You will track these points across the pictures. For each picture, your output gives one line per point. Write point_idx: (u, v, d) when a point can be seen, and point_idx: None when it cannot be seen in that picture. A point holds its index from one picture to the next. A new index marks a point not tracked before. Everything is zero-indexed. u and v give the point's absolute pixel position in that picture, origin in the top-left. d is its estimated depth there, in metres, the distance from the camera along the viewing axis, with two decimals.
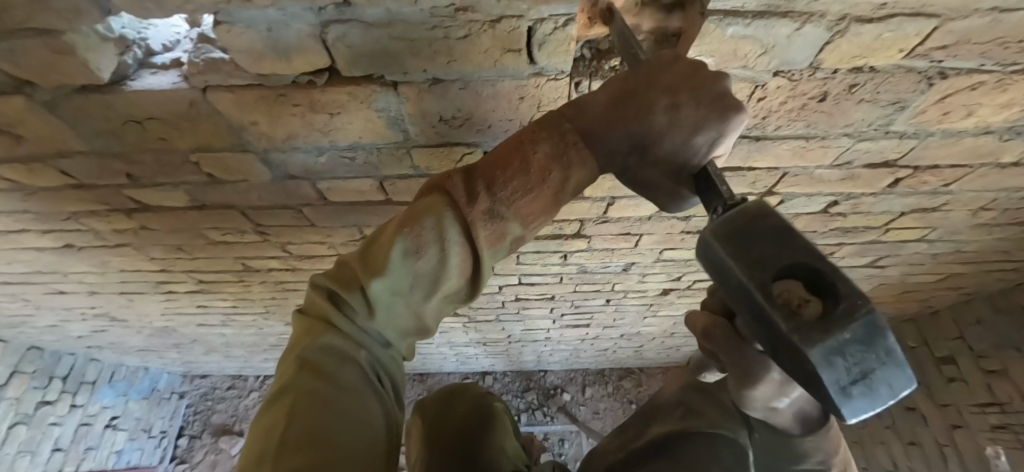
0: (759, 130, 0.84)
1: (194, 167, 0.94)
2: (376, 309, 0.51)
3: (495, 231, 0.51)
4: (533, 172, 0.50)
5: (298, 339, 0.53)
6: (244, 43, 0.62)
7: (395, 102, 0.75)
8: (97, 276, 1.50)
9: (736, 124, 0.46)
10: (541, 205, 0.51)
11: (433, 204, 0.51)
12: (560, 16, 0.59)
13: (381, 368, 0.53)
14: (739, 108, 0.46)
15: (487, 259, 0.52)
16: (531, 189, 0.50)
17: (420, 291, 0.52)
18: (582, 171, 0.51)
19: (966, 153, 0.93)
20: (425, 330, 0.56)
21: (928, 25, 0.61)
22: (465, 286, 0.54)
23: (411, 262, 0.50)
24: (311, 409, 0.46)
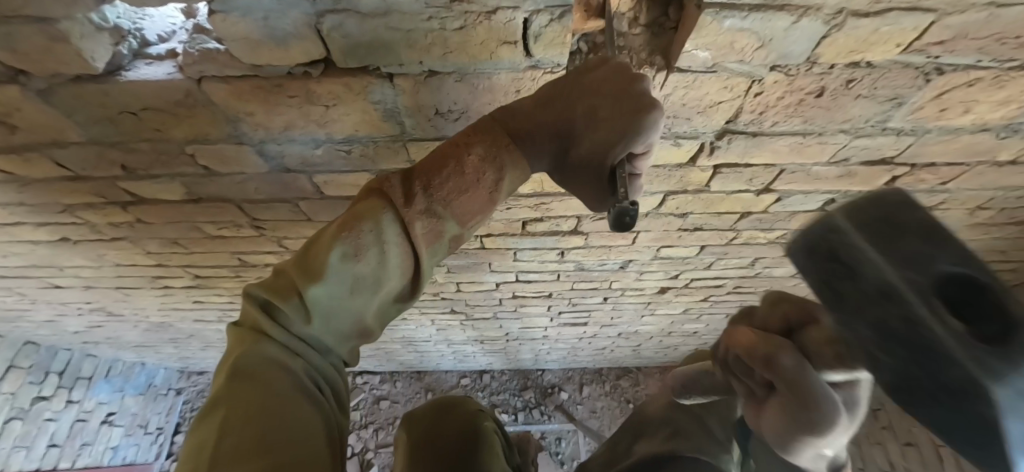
0: (757, 125, 0.83)
1: (190, 159, 0.94)
2: (316, 313, 0.50)
3: (432, 230, 0.52)
4: (467, 175, 0.52)
5: (232, 352, 0.51)
6: (240, 32, 0.63)
7: (390, 94, 0.74)
8: (93, 269, 1.50)
9: (652, 124, 0.50)
10: (477, 203, 0.53)
11: (367, 208, 0.51)
12: (556, 8, 0.59)
13: (325, 376, 0.52)
14: (652, 106, 0.50)
15: (426, 260, 0.53)
16: (467, 188, 0.52)
17: (363, 292, 0.51)
18: (515, 171, 0.55)
19: (963, 150, 0.93)
20: (370, 333, 0.56)
21: (924, 19, 0.62)
22: (407, 285, 0.55)
23: (348, 266, 0.49)
24: (248, 417, 0.44)
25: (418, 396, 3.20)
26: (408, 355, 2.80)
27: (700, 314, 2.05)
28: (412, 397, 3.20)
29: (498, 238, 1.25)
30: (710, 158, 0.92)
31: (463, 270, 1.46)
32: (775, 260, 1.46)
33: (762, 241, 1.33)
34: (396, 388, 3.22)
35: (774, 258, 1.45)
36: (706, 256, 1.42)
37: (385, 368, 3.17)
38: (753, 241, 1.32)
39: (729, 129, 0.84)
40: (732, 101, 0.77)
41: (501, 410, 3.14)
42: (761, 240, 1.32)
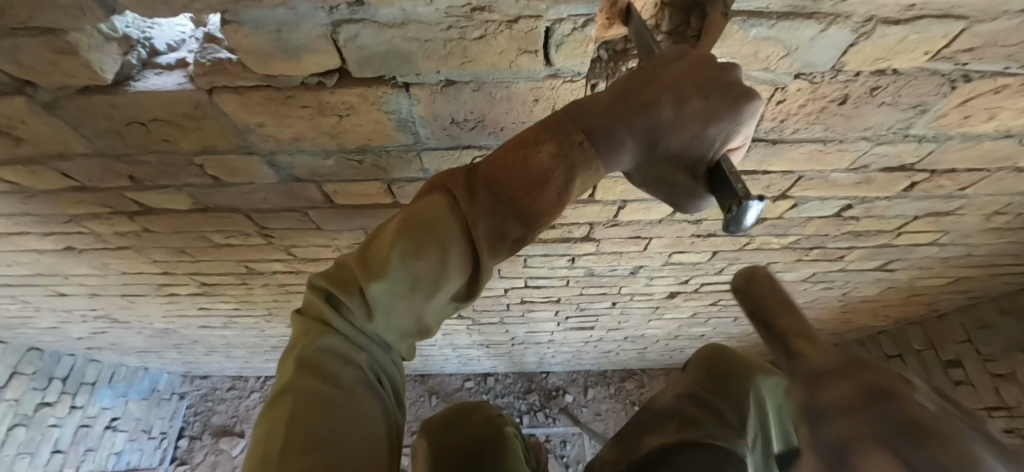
0: (777, 133, 0.82)
1: (198, 170, 0.92)
2: (377, 311, 0.48)
3: (496, 230, 0.49)
4: (535, 171, 0.48)
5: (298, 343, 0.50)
6: (253, 43, 0.62)
7: (406, 103, 0.73)
8: (98, 278, 1.48)
9: (751, 113, 0.46)
10: (545, 204, 0.49)
11: (434, 205, 0.50)
12: (580, 17, 0.57)
13: (384, 372, 0.51)
14: (749, 95, 0.46)
15: (489, 258, 0.49)
16: (536, 183, 0.48)
17: (424, 292, 0.49)
18: (587, 171, 0.49)
19: (984, 157, 0.91)
20: (428, 333, 0.52)
21: (955, 26, 0.60)
22: (467, 287, 0.51)
23: (409, 263, 0.47)
24: (312, 409, 0.44)
25: (422, 399, 3.19)
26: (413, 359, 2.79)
27: (708, 318, 2.04)
28: (417, 400, 3.18)
29: None
30: None
31: None
32: (786, 265, 1.45)
33: (775, 247, 1.31)
34: None
35: (786, 263, 1.43)
36: (717, 262, 1.40)
37: None
38: (765, 247, 1.31)
39: (749, 137, 0.83)
40: None
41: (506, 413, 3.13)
42: (774, 246, 1.30)
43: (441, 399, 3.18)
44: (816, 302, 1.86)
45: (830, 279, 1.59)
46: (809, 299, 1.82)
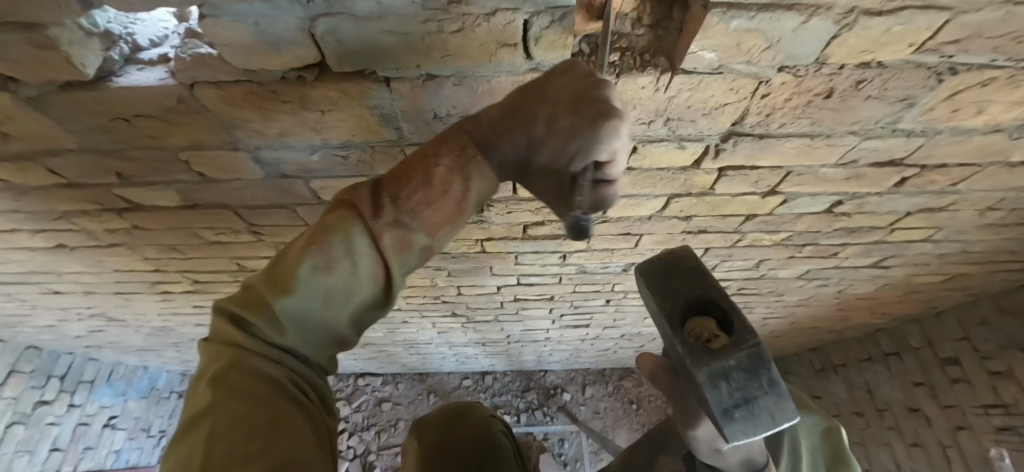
0: (764, 127, 0.81)
1: (185, 166, 0.92)
2: (292, 325, 0.49)
3: (402, 241, 0.49)
4: (434, 186, 0.49)
5: (213, 363, 0.48)
6: (231, 37, 0.61)
7: (388, 99, 0.72)
8: (92, 275, 1.48)
9: (614, 131, 0.43)
10: (446, 213, 0.51)
11: (338, 219, 0.48)
12: (557, 10, 0.57)
13: (308, 384, 0.51)
14: (612, 114, 0.43)
15: (398, 269, 0.51)
16: (434, 195, 0.49)
17: (337, 305, 0.49)
18: (483, 180, 0.52)
19: (975, 152, 0.90)
20: (345, 338, 0.54)
21: (939, 18, 0.59)
22: (382, 296, 0.53)
23: (316, 277, 0.47)
24: (233, 428, 0.42)
25: (420, 397, 3.19)
26: (411, 357, 2.79)
27: None
28: (415, 399, 3.18)
29: (498, 242, 1.23)
30: (716, 161, 0.90)
31: (463, 274, 1.45)
32: (780, 262, 1.44)
33: (768, 244, 1.31)
34: (399, 389, 3.21)
35: (779, 260, 1.43)
36: (709, 259, 1.40)
37: (387, 370, 3.16)
38: (757, 243, 1.30)
39: (735, 131, 0.82)
40: (738, 103, 0.75)
41: (504, 411, 3.12)
42: (766, 243, 1.30)
43: (439, 397, 3.18)
44: (812, 300, 1.85)
45: (825, 276, 1.58)
46: (805, 296, 1.81)
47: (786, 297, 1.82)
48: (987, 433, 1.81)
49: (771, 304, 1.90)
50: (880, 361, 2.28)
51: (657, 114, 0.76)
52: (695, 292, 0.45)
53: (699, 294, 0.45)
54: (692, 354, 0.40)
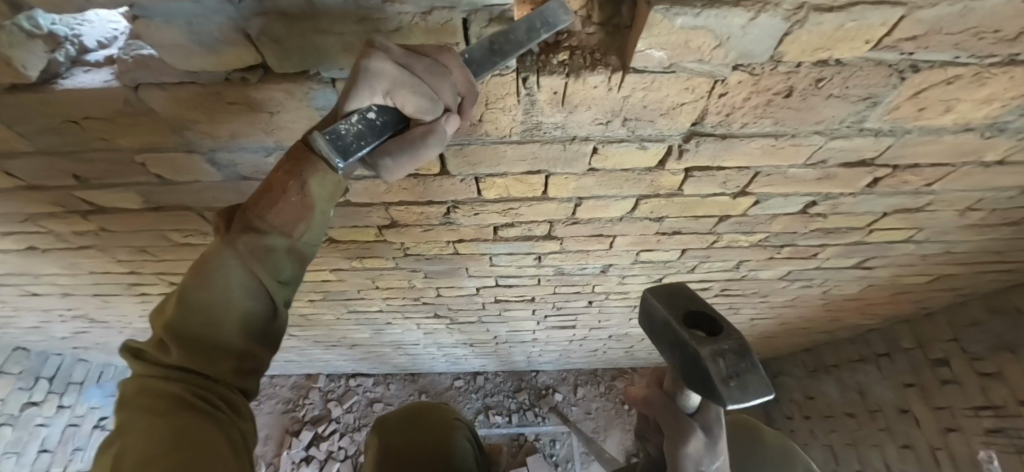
0: (725, 127, 0.79)
1: (143, 168, 0.91)
2: (182, 344, 0.57)
3: (257, 242, 0.59)
4: (276, 192, 0.59)
5: (137, 391, 0.57)
6: (167, 38, 0.59)
7: (335, 99, 0.71)
8: (67, 277, 1.48)
9: (373, 70, 0.50)
10: (297, 214, 0.60)
11: (212, 246, 0.60)
12: (494, 7, 0.55)
13: (215, 395, 0.58)
14: (368, 54, 0.50)
15: (263, 271, 0.60)
16: (280, 202, 0.59)
17: (214, 315, 0.57)
18: (315, 175, 0.57)
19: (947, 151, 0.88)
20: (244, 349, 0.61)
21: (894, 14, 0.57)
22: (258, 298, 0.60)
23: (192, 294, 0.57)
24: (141, 439, 0.52)
25: (411, 398, 3.18)
26: (400, 358, 2.78)
27: None
28: (406, 400, 3.17)
29: (470, 243, 1.22)
30: (680, 161, 0.88)
31: (440, 276, 1.43)
32: (760, 263, 1.42)
33: (745, 245, 1.29)
34: (390, 390, 3.20)
35: (759, 260, 1.41)
36: (688, 259, 1.38)
37: (378, 370, 3.15)
38: (735, 244, 1.28)
39: (697, 131, 0.81)
40: (696, 102, 0.73)
41: (495, 412, 3.11)
42: (744, 243, 1.28)
43: (430, 398, 3.16)
44: (798, 300, 1.83)
45: (808, 276, 1.56)
46: (790, 297, 1.79)
47: (771, 298, 1.80)
48: (976, 435, 1.79)
49: (757, 305, 1.88)
50: (871, 362, 2.26)
51: (614, 113, 0.74)
52: (692, 305, 0.54)
53: (695, 307, 0.54)
54: (698, 339, 0.48)
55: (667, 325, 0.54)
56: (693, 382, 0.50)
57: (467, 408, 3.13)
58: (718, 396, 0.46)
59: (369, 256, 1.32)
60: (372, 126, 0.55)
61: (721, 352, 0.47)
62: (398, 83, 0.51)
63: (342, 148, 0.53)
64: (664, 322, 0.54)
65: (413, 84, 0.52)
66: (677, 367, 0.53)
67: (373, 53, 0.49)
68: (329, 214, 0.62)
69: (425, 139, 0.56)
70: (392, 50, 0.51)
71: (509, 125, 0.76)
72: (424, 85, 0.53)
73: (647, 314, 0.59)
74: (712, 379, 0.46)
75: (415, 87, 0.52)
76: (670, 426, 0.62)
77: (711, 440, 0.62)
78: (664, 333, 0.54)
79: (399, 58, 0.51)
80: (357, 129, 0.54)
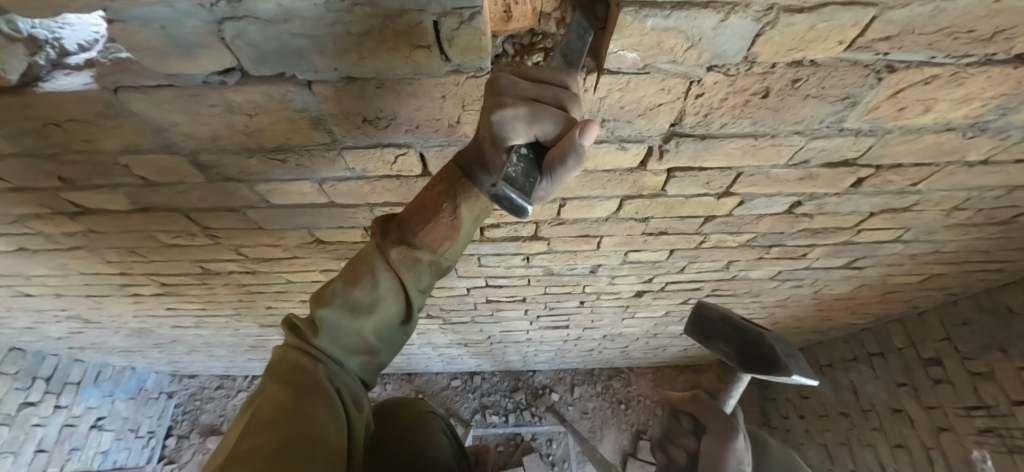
0: (704, 128, 0.80)
1: (126, 170, 0.91)
2: (327, 332, 0.60)
3: (408, 256, 0.63)
4: (429, 210, 0.63)
5: (279, 360, 0.59)
6: (142, 41, 0.59)
7: (313, 101, 0.71)
8: (59, 278, 1.48)
9: (516, 113, 0.48)
10: (441, 233, 0.63)
11: (366, 251, 0.65)
12: (464, 10, 0.55)
13: (345, 385, 0.59)
14: (502, 104, 0.49)
15: (411, 283, 0.64)
16: (431, 220, 0.63)
17: (361, 314, 0.61)
18: (468, 199, 0.63)
19: (929, 150, 0.88)
20: (376, 351, 0.64)
21: (865, 14, 0.57)
22: (401, 308, 0.64)
23: (349, 292, 0.62)
24: (273, 404, 0.52)
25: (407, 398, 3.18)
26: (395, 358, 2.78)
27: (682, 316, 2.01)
28: None
29: None
30: (661, 162, 0.89)
31: None
32: (749, 263, 1.42)
33: (732, 245, 1.29)
34: (386, 390, 3.20)
35: (748, 261, 1.41)
36: (676, 260, 1.38)
37: None
38: (722, 244, 1.28)
39: (676, 132, 0.81)
40: (672, 103, 0.73)
41: (491, 412, 3.11)
42: (731, 244, 1.28)
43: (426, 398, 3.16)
44: (789, 300, 1.83)
45: (798, 276, 1.56)
46: (782, 297, 1.78)
47: (763, 298, 1.80)
48: (969, 435, 1.78)
49: (750, 304, 1.88)
50: (865, 361, 2.26)
51: (591, 115, 0.75)
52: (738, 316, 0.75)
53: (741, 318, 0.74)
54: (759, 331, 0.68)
55: (727, 322, 0.73)
56: (748, 364, 0.67)
57: (464, 408, 3.13)
58: (784, 366, 0.63)
59: None
60: (527, 159, 0.52)
61: (775, 339, 0.69)
62: (531, 116, 0.48)
63: (508, 177, 0.51)
64: (724, 319, 0.73)
65: (539, 110, 0.48)
66: (730, 355, 0.69)
67: (505, 101, 0.49)
68: (471, 236, 0.66)
69: (563, 161, 0.46)
70: (521, 89, 0.50)
71: None
72: (550, 109, 0.49)
73: (697, 322, 0.78)
74: (776, 353, 0.64)
75: (546, 112, 0.49)
76: (720, 423, 0.66)
77: (745, 444, 0.68)
78: (723, 328, 0.72)
79: (529, 94, 0.50)
80: (518, 169, 0.51)
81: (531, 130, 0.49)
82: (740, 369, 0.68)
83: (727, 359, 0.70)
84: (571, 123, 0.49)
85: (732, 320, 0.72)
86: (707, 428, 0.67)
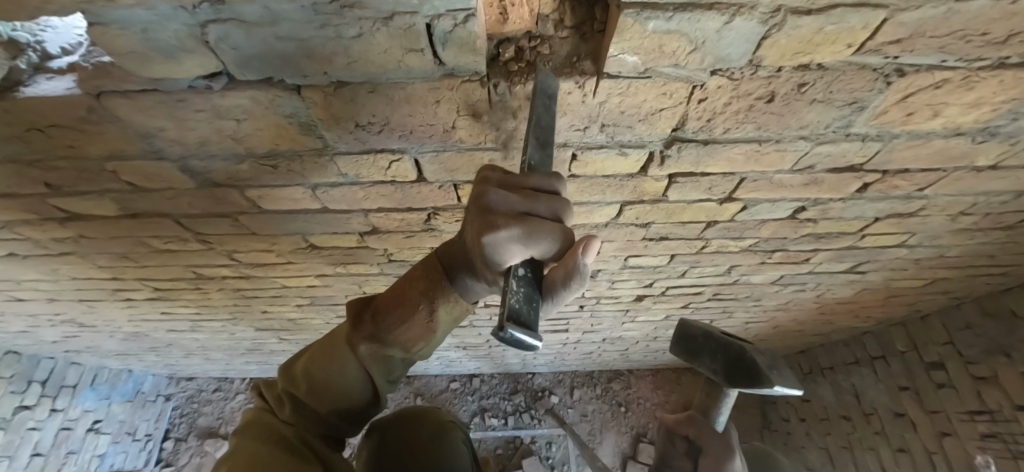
0: (706, 133, 0.77)
1: (113, 176, 0.89)
2: (297, 406, 0.68)
3: (377, 349, 0.67)
4: (406, 310, 0.64)
5: (255, 423, 0.68)
6: (123, 45, 0.57)
7: (303, 106, 0.69)
8: (50, 283, 1.46)
9: (508, 237, 0.47)
10: (415, 332, 0.65)
11: (337, 333, 0.69)
12: (458, 12, 0.52)
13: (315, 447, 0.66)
14: (493, 226, 0.48)
15: (378, 375, 0.68)
16: (406, 318, 0.65)
17: (327, 398, 0.66)
18: (446, 302, 0.64)
19: (937, 156, 0.86)
20: (341, 426, 0.70)
21: (875, 16, 0.54)
22: (368, 393, 0.69)
23: (315, 376, 0.66)
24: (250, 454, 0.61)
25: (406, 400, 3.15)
26: None
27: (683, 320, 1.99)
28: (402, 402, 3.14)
29: None
30: (662, 167, 0.86)
31: None
32: (751, 267, 1.40)
33: (734, 250, 1.27)
34: None
35: (750, 265, 1.39)
36: (677, 264, 1.36)
37: None
38: (724, 249, 1.26)
39: (678, 137, 0.78)
40: (674, 108, 0.71)
41: (491, 414, 3.09)
42: (733, 248, 1.26)
43: (425, 400, 3.14)
44: (791, 304, 1.80)
45: (801, 281, 1.54)
46: (784, 301, 1.76)
47: (765, 302, 1.77)
48: (972, 440, 1.76)
49: (751, 308, 1.86)
50: (867, 365, 2.24)
51: (591, 120, 0.73)
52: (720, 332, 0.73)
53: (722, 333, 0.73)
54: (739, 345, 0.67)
55: (710, 336, 0.71)
56: (734, 378, 0.66)
57: (463, 410, 3.11)
58: (765, 379, 0.61)
59: (353, 262, 1.31)
60: (526, 281, 0.45)
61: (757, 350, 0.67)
62: (526, 236, 0.47)
63: (512, 310, 0.39)
64: (706, 335, 0.72)
65: (538, 232, 0.46)
66: (717, 371, 0.68)
67: (498, 223, 0.47)
68: (443, 337, 0.68)
69: (566, 279, 0.45)
70: (510, 203, 0.49)
71: (482, 132, 0.76)
72: (548, 224, 0.47)
73: (682, 337, 0.75)
74: (758, 365, 0.62)
75: (543, 226, 0.47)
76: (716, 443, 0.65)
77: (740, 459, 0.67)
78: (707, 343, 0.70)
79: (520, 209, 0.48)
80: (522, 293, 0.43)
81: (528, 250, 0.48)
82: (727, 384, 0.68)
83: (715, 376, 0.69)
84: (571, 238, 0.48)
85: (711, 335, 0.71)
86: (702, 447, 0.66)
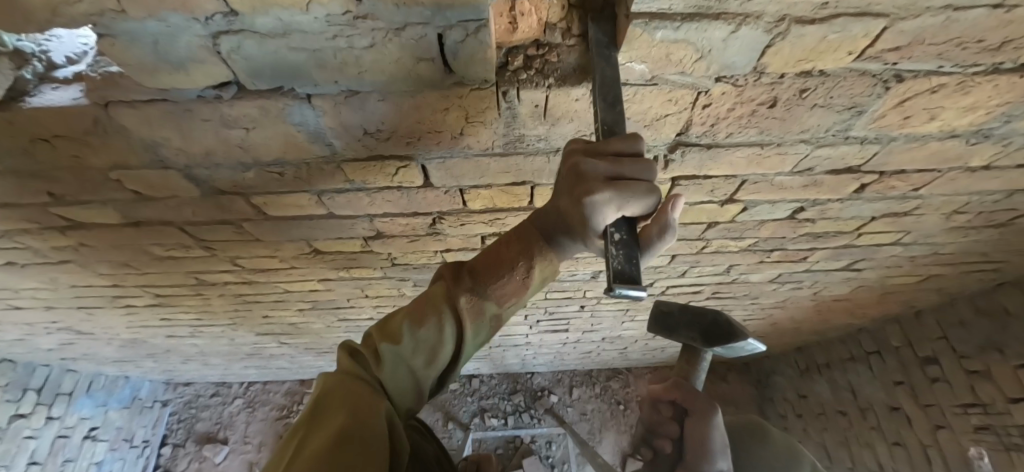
0: (710, 137, 0.79)
1: (118, 185, 0.89)
2: (386, 365, 0.56)
3: (476, 307, 0.59)
4: (506, 268, 0.60)
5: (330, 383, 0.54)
6: (133, 56, 0.57)
7: (312, 114, 0.70)
8: (49, 291, 1.44)
9: (604, 200, 0.46)
10: (514, 290, 0.60)
11: (433, 291, 0.61)
12: (470, 23, 0.53)
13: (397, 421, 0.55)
14: (591, 189, 0.46)
15: (472, 337, 0.60)
16: (504, 276, 0.59)
17: (422, 356, 0.58)
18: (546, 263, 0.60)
19: (933, 157, 0.88)
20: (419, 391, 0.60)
21: (876, 25, 0.56)
22: (457, 355, 0.61)
23: (415, 331, 0.57)
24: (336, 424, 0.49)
25: None
26: None
27: None
28: None
29: (454, 253, 1.25)
30: (665, 171, 0.88)
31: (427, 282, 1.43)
32: (749, 266, 1.42)
33: (733, 250, 1.29)
34: None
35: (749, 264, 1.41)
36: (678, 265, 1.38)
37: None
38: (724, 249, 1.28)
39: (682, 141, 0.80)
40: (679, 113, 0.72)
41: (491, 415, 3.10)
42: (732, 248, 1.28)
43: None
44: (788, 302, 1.83)
45: (797, 279, 1.56)
46: (781, 298, 1.79)
47: (762, 299, 1.80)
48: (966, 433, 1.79)
49: (749, 306, 1.88)
50: (862, 360, 2.28)
51: None
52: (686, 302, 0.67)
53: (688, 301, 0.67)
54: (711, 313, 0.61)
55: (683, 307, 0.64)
56: (711, 343, 0.62)
57: (463, 411, 3.12)
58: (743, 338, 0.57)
59: (356, 266, 1.32)
60: (625, 244, 0.46)
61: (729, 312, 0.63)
62: (617, 198, 0.46)
63: (617, 273, 0.42)
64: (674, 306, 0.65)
65: (632, 194, 0.46)
66: (694, 340, 0.63)
67: (591, 188, 0.46)
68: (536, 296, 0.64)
69: (662, 235, 0.48)
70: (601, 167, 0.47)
71: (489, 138, 0.77)
72: (641, 184, 0.46)
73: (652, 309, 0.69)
74: (734, 325, 0.58)
75: (636, 187, 0.46)
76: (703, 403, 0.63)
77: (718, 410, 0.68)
78: (680, 314, 0.64)
79: (614, 171, 0.46)
80: (621, 254, 0.45)
81: (621, 211, 0.47)
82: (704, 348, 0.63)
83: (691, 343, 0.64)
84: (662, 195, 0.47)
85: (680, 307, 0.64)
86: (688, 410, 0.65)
